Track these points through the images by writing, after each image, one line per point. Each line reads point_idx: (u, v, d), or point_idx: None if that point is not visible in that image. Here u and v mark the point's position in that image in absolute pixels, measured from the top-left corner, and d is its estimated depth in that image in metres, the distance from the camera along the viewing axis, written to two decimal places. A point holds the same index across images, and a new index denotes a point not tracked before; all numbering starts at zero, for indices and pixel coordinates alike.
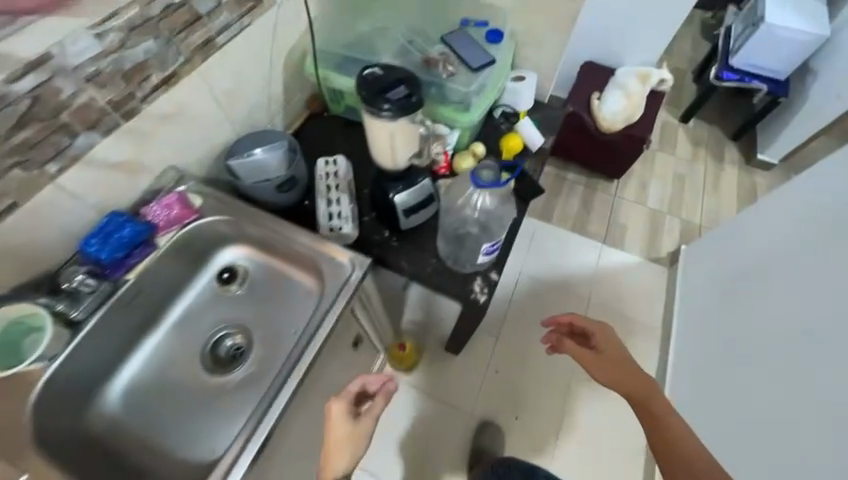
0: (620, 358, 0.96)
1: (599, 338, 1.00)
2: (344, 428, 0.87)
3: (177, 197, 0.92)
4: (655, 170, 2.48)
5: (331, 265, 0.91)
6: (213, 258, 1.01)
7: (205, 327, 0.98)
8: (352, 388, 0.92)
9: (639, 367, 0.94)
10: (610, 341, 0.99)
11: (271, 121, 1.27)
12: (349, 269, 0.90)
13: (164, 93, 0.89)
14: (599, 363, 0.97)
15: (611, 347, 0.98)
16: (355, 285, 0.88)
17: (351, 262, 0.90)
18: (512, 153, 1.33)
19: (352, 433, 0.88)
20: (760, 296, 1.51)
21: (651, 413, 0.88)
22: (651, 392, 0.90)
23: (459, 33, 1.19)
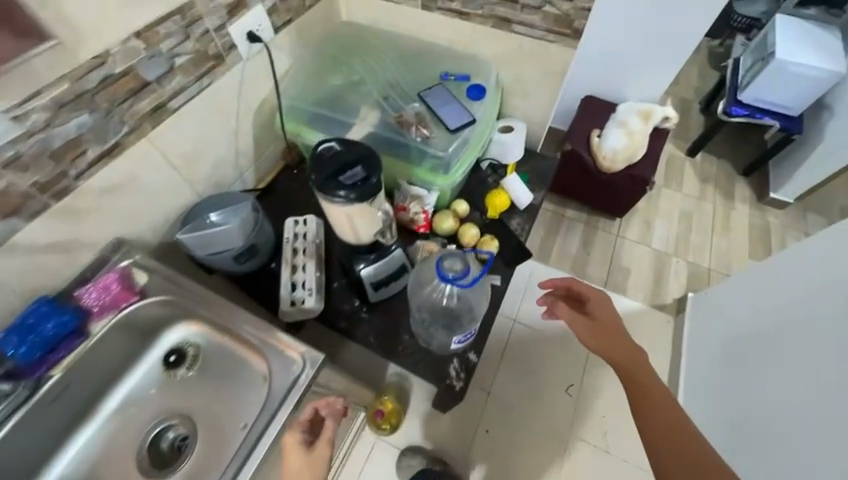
0: (614, 327, 0.86)
1: (595, 305, 0.91)
2: (300, 460, 0.71)
3: (117, 276, 0.84)
4: (661, 207, 2.34)
5: (280, 360, 0.81)
6: (159, 340, 0.93)
7: (146, 418, 0.89)
8: (303, 415, 0.78)
9: (633, 340, 0.84)
10: (607, 310, 0.89)
11: (239, 176, 1.19)
12: (299, 367, 0.79)
13: (104, 166, 0.81)
14: (592, 328, 0.86)
15: (607, 314, 0.88)
16: (304, 387, 0.77)
17: (301, 358, 0.80)
18: (498, 211, 1.22)
19: (309, 462, 0.71)
20: (769, 363, 1.37)
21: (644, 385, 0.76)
22: (642, 365, 0.80)
23: (438, 89, 1.13)
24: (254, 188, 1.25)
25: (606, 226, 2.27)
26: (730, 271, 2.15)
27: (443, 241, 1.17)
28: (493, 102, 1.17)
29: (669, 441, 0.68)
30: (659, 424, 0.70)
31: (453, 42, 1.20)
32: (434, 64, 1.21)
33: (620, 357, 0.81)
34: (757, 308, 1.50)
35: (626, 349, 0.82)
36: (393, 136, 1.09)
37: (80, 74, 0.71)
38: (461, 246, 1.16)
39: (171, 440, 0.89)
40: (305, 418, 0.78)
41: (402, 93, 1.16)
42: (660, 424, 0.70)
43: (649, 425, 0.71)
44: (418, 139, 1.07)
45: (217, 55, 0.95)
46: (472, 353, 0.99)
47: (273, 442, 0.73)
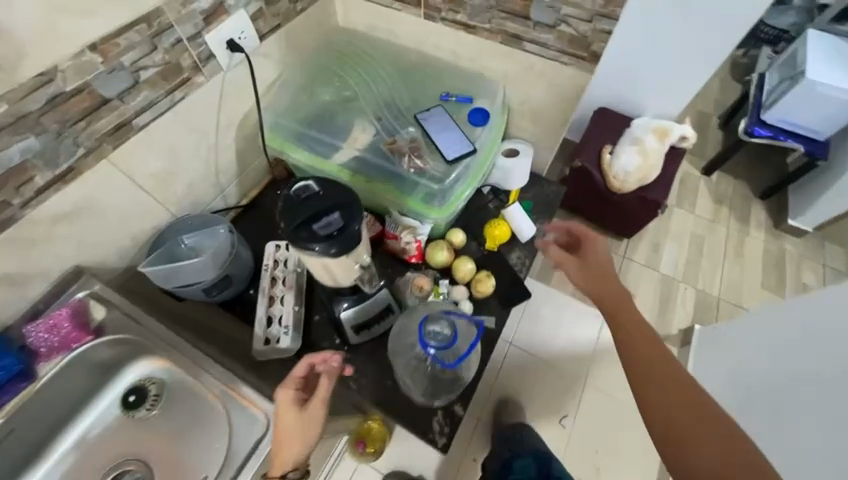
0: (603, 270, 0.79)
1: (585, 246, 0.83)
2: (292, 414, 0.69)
3: (69, 312, 0.76)
4: (673, 229, 2.21)
5: (242, 418, 0.73)
6: (117, 378, 0.85)
7: (97, 462, 0.81)
8: (296, 369, 0.71)
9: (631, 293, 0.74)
10: (598, 253, 0.81)
11: (220, 192, 1.10)
12: (262, 428, 0.72)
13: (56, 193, 0.73)
14: (580, 270, 0.80)
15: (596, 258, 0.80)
16: (266, 453, 0.69)
17: (265, 418, 0.72)
18: (497, 243, 1.13)
19: (304, 424, 0.68)
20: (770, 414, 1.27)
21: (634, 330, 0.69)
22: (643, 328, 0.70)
23: (438, 112, 1.03)
24: (236, 204, 1.16)
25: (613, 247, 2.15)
26: (740, 301, 2.04)
27: (436, 274, 1.08)
28: (497, 128, 1.07)
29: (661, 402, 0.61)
30: (652, 367, 0.64)
31: (457, 56, 1.09)
32: (435, 82, 1.11)
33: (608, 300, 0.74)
34: (760, 352, 1.41)
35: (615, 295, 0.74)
36: (384, 163, 0.99)
37: (21, 95, 0.62)
38: (455, 282, 1.07)
39: None
40: (298, 373, 0.72)
41: (398, 113, 1.06)
42: (653, 370, 0.63)
43: (638, 373, 0.64)
44: (412, 170, 0.98)
45: (191, 67, 0.85)
46: (459, 405, 0.90)
47: None
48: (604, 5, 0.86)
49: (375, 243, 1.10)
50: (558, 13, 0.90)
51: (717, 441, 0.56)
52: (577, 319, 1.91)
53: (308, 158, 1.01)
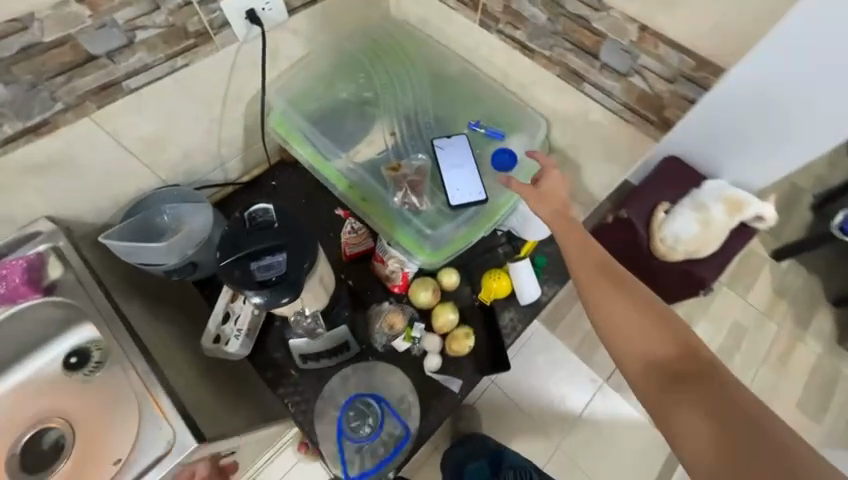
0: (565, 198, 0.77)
1: (543, 174, 0.80)
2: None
3: (23, 266, 0.76)
4: (713, 311, 1.92)
5: (153, 428, 0.70)
6: (61, 337, 0.84)
7: (28, 413, 0.82)
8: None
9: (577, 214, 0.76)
10: (556, 180, 0.79)
11: (221, 165, 1.03)
12: (168, 444, 0.69)
13: (26, 145, 0.69)
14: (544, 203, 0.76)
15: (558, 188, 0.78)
16: (164, 472, 0.67)
17: (172, 437, 0.69)
18: (492, 296, 1.00)
19: None
20: None
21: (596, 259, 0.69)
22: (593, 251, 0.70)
23: (459, 142, 0.90)
24: (236, 180, 1.08)
25: None
26: None
27: (413, 314, 0.96)
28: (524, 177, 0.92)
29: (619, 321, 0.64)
30: (619, 300, 0.65)
31: (507, 77, 0.93)
32: (469, 104, 0.97)
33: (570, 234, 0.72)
34: None
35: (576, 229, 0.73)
36: (382, 187, 0.89)
37: None
38: (431, 329, 0.96)
39: (51, 443, 0.82)
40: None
41: (416, 132, 0.94)
42: (617, 297, 0.65)
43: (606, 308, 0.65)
44: (406, 205, 0.87)
45: (200, 33, 0.76)
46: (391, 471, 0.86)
47: None
48: (696, 68, 0.68)
49: (361, 260, 1.01)
50: (633, 61, 0.73)
51: (676, 348, 0.62)
52: (571, 378, 1.75)
53: (310, 156, 0.93)
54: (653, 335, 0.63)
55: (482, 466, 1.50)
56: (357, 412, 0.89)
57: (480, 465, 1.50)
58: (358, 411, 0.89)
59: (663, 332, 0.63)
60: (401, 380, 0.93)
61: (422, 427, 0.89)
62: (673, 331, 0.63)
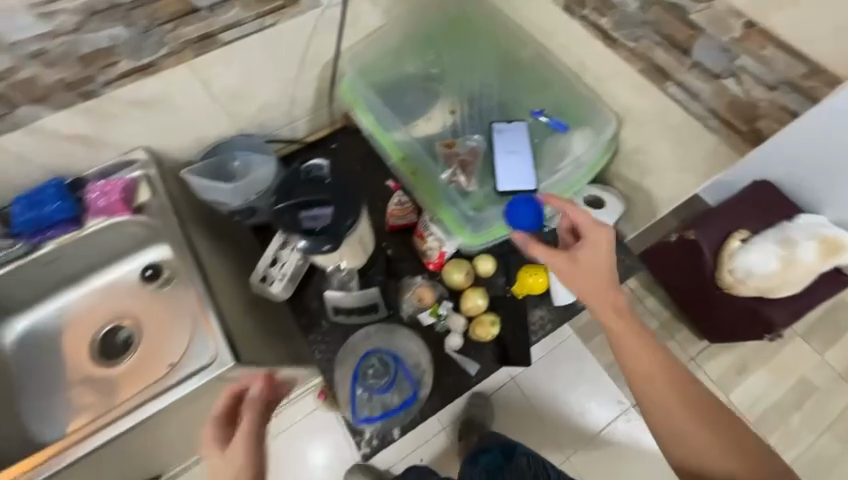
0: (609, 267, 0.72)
1: (583, 228, 0.73)
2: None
3: (120, 187, 0.88)
4: (778, 360, 1.72)
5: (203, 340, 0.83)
6: (142, 253, 0.98)
7: (109, 310, 0.98)
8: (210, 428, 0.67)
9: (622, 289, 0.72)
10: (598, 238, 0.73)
11: (291, 123, 1.10)
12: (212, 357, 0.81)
13: (134, 81, 0.79)
14: (583, 279, 0.72)
15: (599, 253, 0.72)
16: (204, 380, 0.78)
17: (216, 353, 0.80)
18: (526, 291, 0.99)
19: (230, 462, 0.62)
20: None
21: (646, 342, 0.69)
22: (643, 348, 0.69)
23: (518, 129, 0.87)
24: (302, 139, 1.15)
25: (684, 343, 1.76)
26: None
27: (443, 293, 0.99)
28: (581, 175, 0.90)
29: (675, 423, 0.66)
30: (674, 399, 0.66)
31: (582, 69, 0.88)
32: (537, 90, 0.93)
33: (617, 315, 0.70)
34: None
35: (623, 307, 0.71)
36: (433, 164, 0.89)
37: None
38: (458, 309, 0.98)
39: (121, 338, 0.97)
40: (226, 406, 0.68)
41: (476, 115, 0.90)
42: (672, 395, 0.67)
43: (654, 395, 0.67)
44: (452, 184, 0.88)
45: None
46: (397, 432, 0.88)
47: (170, 404, 0.80)
48: (805, 76, 0.61)
49: (403, 232, 1.04)
50: (730, 62, 0.66)
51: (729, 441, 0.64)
52: (596, 394, 1.69)
53: (370, 125, 0.94)
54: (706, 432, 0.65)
55: (495, 457, 1.34)
56: (377, 364, 0.94)
57: (492, 456, 1.34)
58: (377, 362, 0.94)
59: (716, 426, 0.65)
60: (420, 351, 0.95)
61: (432, 400, 0.91)
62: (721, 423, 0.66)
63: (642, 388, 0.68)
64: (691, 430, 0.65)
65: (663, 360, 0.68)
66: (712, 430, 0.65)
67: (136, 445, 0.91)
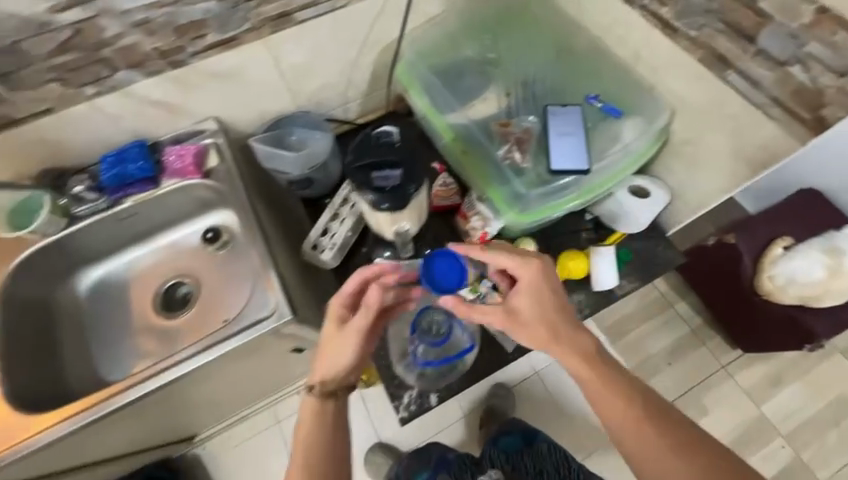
0: (551, 306, 0.72)
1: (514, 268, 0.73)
2: (327, 357, 0.77)
3: (194, 151, 0.95)
4: (813, 375, 1.67)
5: (264, 294, 0.90)
6: (205, 216, 1.05)
7: (172, 267, 1.06)
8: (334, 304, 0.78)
9: (571, 319, 0.72)
10: (534, 273, 0.72)
11: (344, 105, 1.13)
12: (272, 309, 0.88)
13: (217, 54, 0.86)
14: (528, 327, 0.73)
15: (534, 293, 0.72)
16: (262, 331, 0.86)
17: (276, 305, 0.88)
18: (566, 276, 1.01)
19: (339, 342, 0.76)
20: None
21: (607, 375, 0.70)
22: (600, 384, 0.69)
23: (572, 113, 0.90)
24: (352, 120, 1.17)
25: (715, 350, 1.72)
26: None
27: None
28: (630, 161, 0.89)
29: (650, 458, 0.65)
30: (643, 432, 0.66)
31: (638, 58, 0.89)
32: (589, 78, 0.94)
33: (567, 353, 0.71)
34: None
35: (578, 345, 0.71)
36: (487, 142, 0.91)
37: None
38: None
39: (181, 294, 1.05)
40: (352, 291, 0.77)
41: (531, 97, 0.94)
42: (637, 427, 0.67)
43: (622, 429, 0.67)
44: (507, 161, 0.89)
45: None
46: (434, 400, 0.91)
47: (227, 351, 0.89)
48: None
49: (445, 213, 1.07)
50: (798, 48, 0.68)
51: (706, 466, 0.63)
52: None
53: (422, 106, 0.97)
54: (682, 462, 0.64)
55: (514, 441, 1.37)
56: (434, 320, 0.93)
57: (512, 439, 1.38)
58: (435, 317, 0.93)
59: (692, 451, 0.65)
60: None
61: (469, 372, 0.94)
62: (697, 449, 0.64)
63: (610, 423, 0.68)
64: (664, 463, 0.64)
65: (622, 393, 0.68)
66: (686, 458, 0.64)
67: (187, 387, 1.01)
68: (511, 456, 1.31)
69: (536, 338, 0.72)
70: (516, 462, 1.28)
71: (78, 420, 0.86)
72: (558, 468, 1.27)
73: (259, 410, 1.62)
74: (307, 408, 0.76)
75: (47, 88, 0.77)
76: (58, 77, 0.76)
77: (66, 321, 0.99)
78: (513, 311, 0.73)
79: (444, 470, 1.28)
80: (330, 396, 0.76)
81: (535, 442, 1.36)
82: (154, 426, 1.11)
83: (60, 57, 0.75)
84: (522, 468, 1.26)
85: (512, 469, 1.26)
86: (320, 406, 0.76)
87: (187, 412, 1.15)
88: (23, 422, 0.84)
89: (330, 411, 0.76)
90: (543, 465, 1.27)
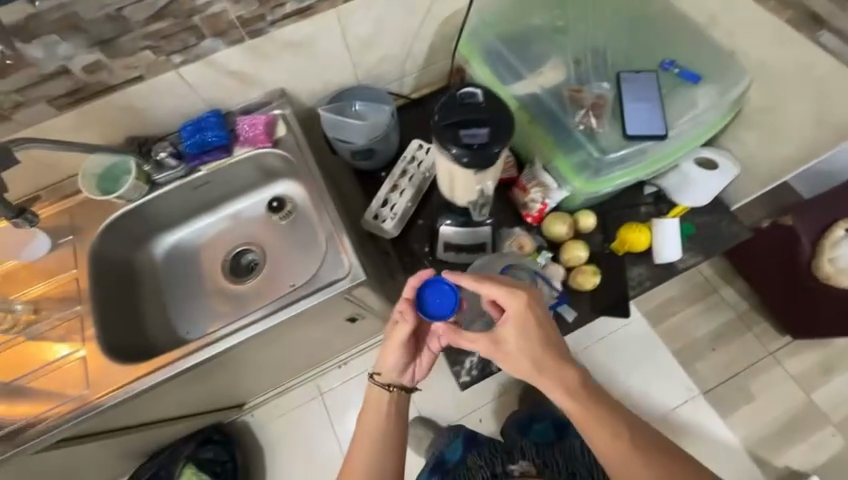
0: (538, 340, 0.74)
1: (505, 301, 0.75)
2: (382, 356, 0.85)
3: (265, 121, 0.99)
4: None
5: (334, 258, 0.93)
6: (271, 186, 1.10)
7: (239, 235, 1.10)
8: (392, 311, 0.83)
9: (555, 350, 0.74)
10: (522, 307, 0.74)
11: (400, 79, 1.13)
12: (343, 272, 0.91)
13: (293, 23, 0.89)
14: (514, 358, 0.75)
15: (521, 327, 0.74)
16: (337, 290, 0.90)
17: (348, 268, 0.91)
18: (626, 248, 1.00)
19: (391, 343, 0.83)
20: None
21: (589, 400, 0.74)
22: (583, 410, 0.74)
23: (646, 79, 0.88)
24: (406, 95, 1.18)
25: (763, 337, 1.66)
26: None
27: (542, 243, 1.01)
28: (705, 129, 0.88)
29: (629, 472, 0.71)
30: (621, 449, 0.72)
31: None
32: (662, 45, 0.92)
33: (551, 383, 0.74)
34: None
35: (561, 377, 0.74)
36: (559, 109, 0.91)
37: None
38: (557, 260, 1.01)
39: (247, 261, 1.09)
40: (405, 300, 0.80)
41: (601, 64, 0.93)
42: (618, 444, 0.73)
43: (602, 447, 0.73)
44: (582, 126, 0.89)
45: None
46: (497, 365, 0.94)
47: (301, 312, 0.91)
48: None
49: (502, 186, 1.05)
50: None
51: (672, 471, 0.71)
52: (662, 378, 1.64)
53: (485, 77, 0.99)
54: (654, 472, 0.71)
55: (546, 431, 1.30)
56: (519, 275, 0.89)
57: (544, 427, 1.32)
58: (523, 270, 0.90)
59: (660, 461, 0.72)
60: None
61: None
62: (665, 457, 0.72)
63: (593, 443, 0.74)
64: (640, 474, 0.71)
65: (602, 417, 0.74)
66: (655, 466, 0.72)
67: (252, 352, 1.03)
68: (542, 450, 1.20)
69: (523, 370, 0.75)
70: (548, 457, 1.18)
71: (162, 373, 0.89)
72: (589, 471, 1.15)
73: (299, 382, 1.59)
74: (370, 400, 0.86)
75: (141, 55, 0.82)
76: (151, 44, 0.81)
77: (147, 283, 1.06)
78: (501, 343, 0.75)
79: (474, 450, 1.19)
80: (384, 392, 0.85)
81: (567, 437, 1.25)
82: (214, 388, 1.14)
83: (155, 24, 0.79)
84: (553, 466, 1.15)
85: (543, 464, 1.15)
86: (378, 399, 0.85)
87: (244, 376, 1.18)
88: (116, 371, 0.89)
89: (385, 404, 0.85)
90: (575, 465, 1.16)
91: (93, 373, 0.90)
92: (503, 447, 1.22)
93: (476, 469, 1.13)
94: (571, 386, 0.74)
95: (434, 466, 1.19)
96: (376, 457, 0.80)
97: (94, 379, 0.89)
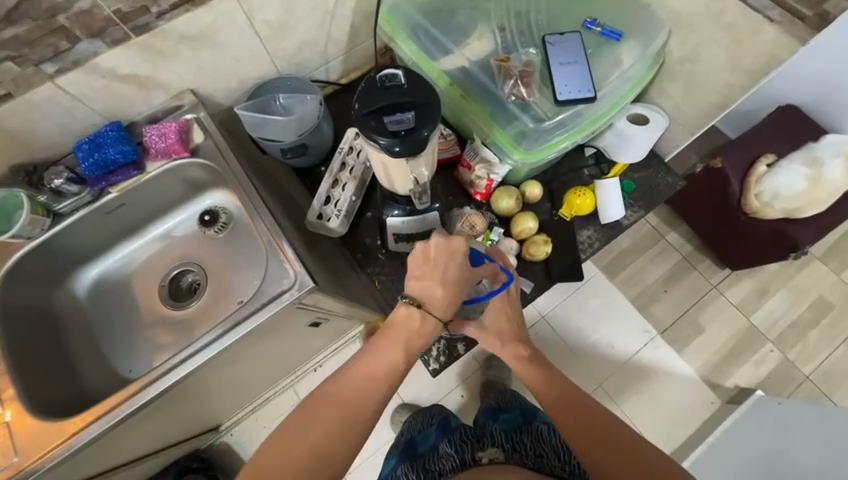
0: (512, 321, 0.80)
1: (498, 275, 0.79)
2: (425, 289, 0.71)
3: (176, 128, 0.88)
4: (796, 282, 1.77)
5: (277, 267, 0.87)
6: (201, 199, 1.00)
7: (172, 257, 1.01)
8: (455, 240, 0.70)
9: (526, 333, 0.80)
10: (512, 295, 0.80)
11: (325, 64, 1.05)
12: (289, 282, 0.86)
13: (186, 13, 0.77)
14: (488, 332, 0.79)
15: (499, 309, 0.79)
16: (287, 302, 0.85)
17: (294, 277, 0.86)
18: (573, 213, 1.01)
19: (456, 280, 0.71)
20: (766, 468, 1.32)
21: (537, 369, 0.77)
22: (548, 384, 0.75)
23: (571, 40, 0.87)
24: (336, 81, 1.10)
25: (706, 272, 1.80)
26: (830, 393, 1.66)
27: (493, 219, 1.00)
28: (631, 87, 0.89)
29: (602, 448, 0.65)
30: (589, 432, 0.67)
31: None
32: (583, 5, 0.91)
33: (518, 359, 0.78)
34: (814, 438, 1.31)
35: (524, 352, 0.78)
36: (491, 81, 0.89)
37: None
38: (509, 234, 1.00)
39: (186, 283, 1.00)
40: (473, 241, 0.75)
41: (527, 29, 0.90)
42: (586, 424, 0.69)
43: (569, 421, 0.70)
44: (513, 97, 0.88)
45: None
46: (462, 347, 0.94)
47: (251, 329, 0.85)
48: None
49: (447, 166, 1.03)
50: None
51: (638, 455, 0.64)
52: (624, 326, 1.73)
53: (412, 53, 0.94)
54: (623, 457, 0.64)
55: (513, 417, 1.07)
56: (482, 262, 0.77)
57: (511, 415, 1.07)
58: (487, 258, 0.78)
59: (625, 440, 0.66)
60: None
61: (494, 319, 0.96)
62: (635, 442, 0.66)
63: (562, 419, 0.70)
64: (609, 457, 0.64)
65: (566, 390, 0.74)
66: (626, 447, 0.65)
67: (207, 379, 0.95)
68: (512, 435, 1.00)
69: (494, 348, 0.79)
70: (517, 441, 0.98)
71: (106, 421, 0.81)
72: (562, 452, 0.94)
73: (279, 392, 1.50)
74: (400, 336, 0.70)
75: (2, 68, 0.70)
76: (10, 54, 0.69)
77: (73, 326, 0.95)
78: (486, 327, 0.79)
79: (446, 438, 1.06)
80: (417, 338, 0.71)
81: (536, 420, 1.04)
82: (178, 420, 1.05)
83: (11, 29, 0.67)
84: (524, 449, 0.95)
85: (512, 448, 0.97)
86: (400, 343, 0.70)
87: (208, 400, 1.10)
88: (50, 429, 0.80)
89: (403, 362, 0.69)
90: (544, 448, 0.95)
91: (21, 438, 0.80)
92: (473, 432, 1.05)
93: (443, 457, 0.99)
94: (520, 356, 0.78)
95: (405, 449, 1.11)
96: (387, 359, 0.69)
97: (25, 443, 0.79)
